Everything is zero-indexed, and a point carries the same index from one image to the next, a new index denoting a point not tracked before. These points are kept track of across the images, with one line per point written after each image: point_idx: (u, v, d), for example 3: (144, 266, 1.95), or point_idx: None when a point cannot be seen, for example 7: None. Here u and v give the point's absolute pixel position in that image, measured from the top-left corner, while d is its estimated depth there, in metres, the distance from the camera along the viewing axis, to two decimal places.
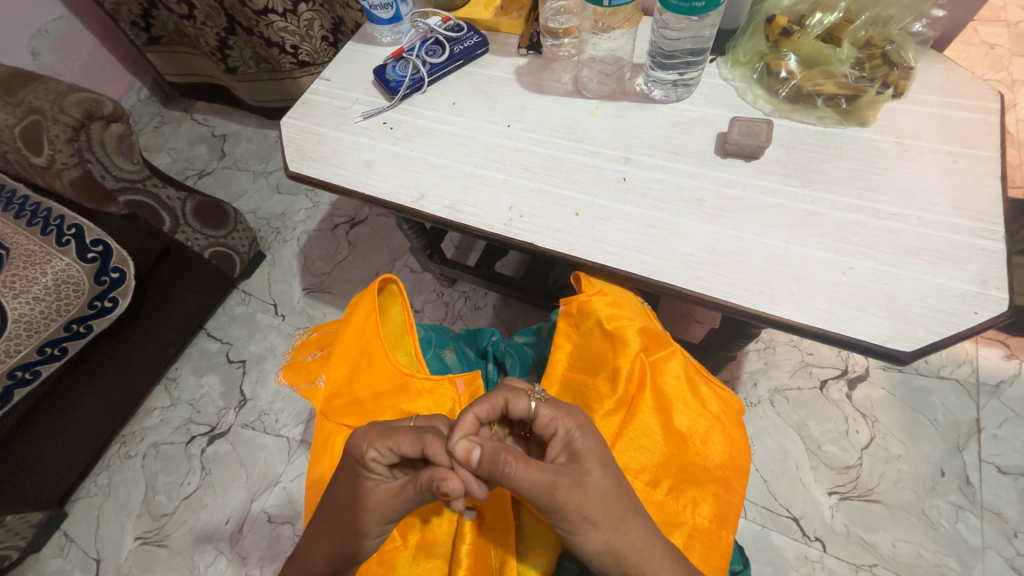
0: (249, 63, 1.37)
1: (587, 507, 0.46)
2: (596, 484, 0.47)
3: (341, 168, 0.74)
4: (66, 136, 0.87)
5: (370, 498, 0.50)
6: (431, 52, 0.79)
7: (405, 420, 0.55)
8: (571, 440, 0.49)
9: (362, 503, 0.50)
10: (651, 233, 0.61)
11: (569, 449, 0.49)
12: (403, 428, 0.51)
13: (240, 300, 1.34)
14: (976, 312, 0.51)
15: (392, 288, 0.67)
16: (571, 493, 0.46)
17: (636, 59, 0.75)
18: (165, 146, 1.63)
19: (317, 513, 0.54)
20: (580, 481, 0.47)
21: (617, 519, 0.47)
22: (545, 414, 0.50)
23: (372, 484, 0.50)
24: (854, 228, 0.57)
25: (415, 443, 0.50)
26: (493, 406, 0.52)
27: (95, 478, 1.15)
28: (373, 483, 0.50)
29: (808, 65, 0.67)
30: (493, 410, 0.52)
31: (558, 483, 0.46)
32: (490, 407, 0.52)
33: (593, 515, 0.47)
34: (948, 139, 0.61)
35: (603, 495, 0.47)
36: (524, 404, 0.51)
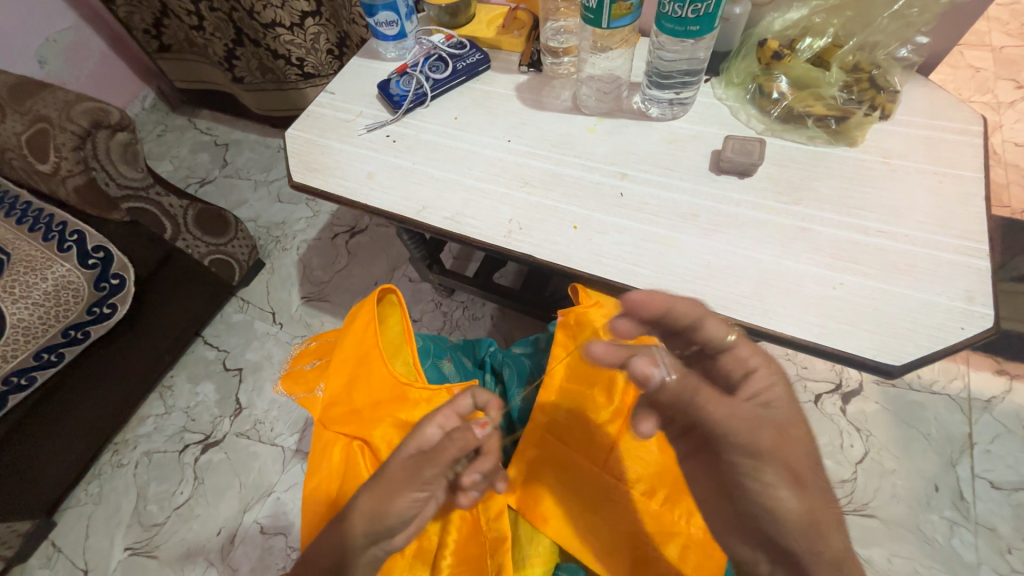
0: (255, 74, 1.39)
1: (785, 454, 0.43)
2: (793, 436, 0.45)
3: (344, 179, 0.76)
4: (73, 144, 0.88)
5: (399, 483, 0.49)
6: (434, 68, 0.82)
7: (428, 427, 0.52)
8: (766, 384, 0.47)
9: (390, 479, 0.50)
10: (647, 246, 0.62)
11: (757, 395, 0.47)
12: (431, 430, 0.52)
13: (239, 308, 1.34)
14: (962, 327, 0.52)
15: (392, 298, 0.68)
16: (779, 439, 0.43)
17: (634, 78, 0.77)
18: (167, 154, 1.65)
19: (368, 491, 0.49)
20: (784, 428, 0.45)
21: (796, 478, 0.43)
22: (743, 352, 0.48)
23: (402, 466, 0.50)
24: (844, 245, 0.59)
25: (348, 522, 0.47)
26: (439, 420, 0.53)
27: (86, 486, 1.14)
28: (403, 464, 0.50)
29: (798, 86, 0.69)
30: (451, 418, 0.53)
31: (761, 424, 0.44)
32: (417, 452, 0.51)
33: (791, 470, 0.43)
34: (935, 160, 0.63)
35: (807, 454, 0.45)
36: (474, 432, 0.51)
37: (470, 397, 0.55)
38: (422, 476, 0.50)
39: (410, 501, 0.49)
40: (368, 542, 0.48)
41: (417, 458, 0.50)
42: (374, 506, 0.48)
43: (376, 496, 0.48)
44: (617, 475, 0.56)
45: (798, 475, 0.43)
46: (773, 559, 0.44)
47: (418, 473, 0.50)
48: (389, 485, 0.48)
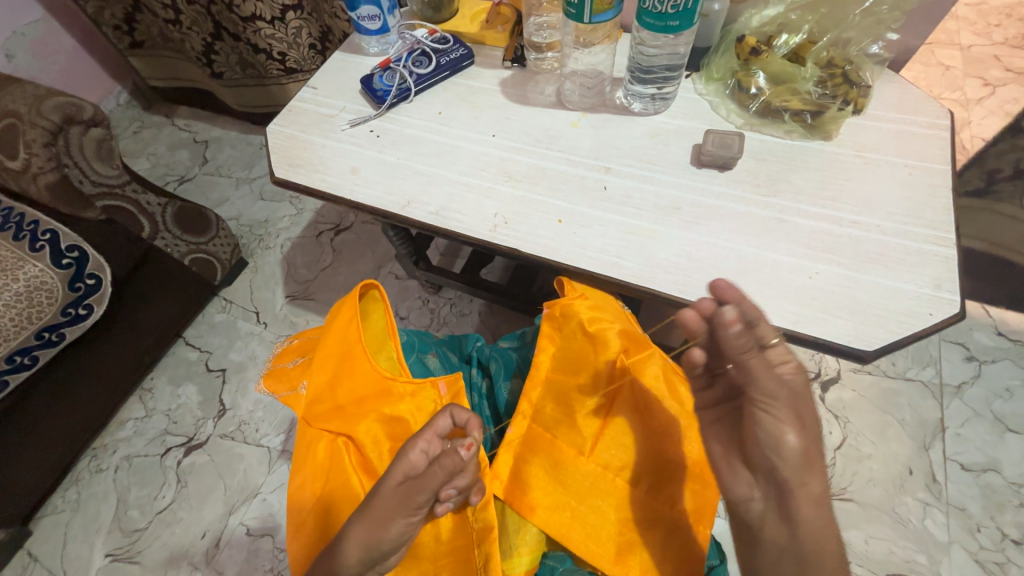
0: (234, 69, 1.36)
1: (804, 412, 0.49)
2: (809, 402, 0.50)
3: (327, 175, 0.75)
4: (44, 140, 0.86)
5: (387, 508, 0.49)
6: (418, 63, 0.81)
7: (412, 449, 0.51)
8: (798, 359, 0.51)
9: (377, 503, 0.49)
10: (630, 239, 0.63)
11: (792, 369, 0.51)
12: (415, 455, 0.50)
13: (221, 308, 1.31)
14: (931, 313, 0.55)
15: (375, 293, 0.68)
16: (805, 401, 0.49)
17: (616, 73, 0.78)
18: (144, 151, 1.61)
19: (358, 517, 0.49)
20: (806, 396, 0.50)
21: (809, 432, 0.49)
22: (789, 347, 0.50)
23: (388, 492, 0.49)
24: (820, 235, 0.61)
25: (343, 551, 0.48)
26: (421, 445, 0.51)
27: (63, 493, 1.11)
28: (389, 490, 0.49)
29: (775, 81, 0.71)
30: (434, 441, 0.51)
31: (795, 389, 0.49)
32: (405, 482, 0.49)
33: (803, 426, 0.49)
34: (906, 153, 0.65)
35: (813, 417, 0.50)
36: (457, 458, 0.50)
37: (448, 416, 0.54)
38: (412, 504, 0.49)
39: (402, 528, 0.49)
40: (364, 566, 0.49)
41: (404, 487, 0.49)
42: (370, 535, 0.48)
43: (369, 528, 0.48)
44: (603, 464, 0.57)
45: (807, 430, 0.49)
46: (766, 495, 0.50)
47: (408, 503, 0.49)
48: (380, 514, 0.48)
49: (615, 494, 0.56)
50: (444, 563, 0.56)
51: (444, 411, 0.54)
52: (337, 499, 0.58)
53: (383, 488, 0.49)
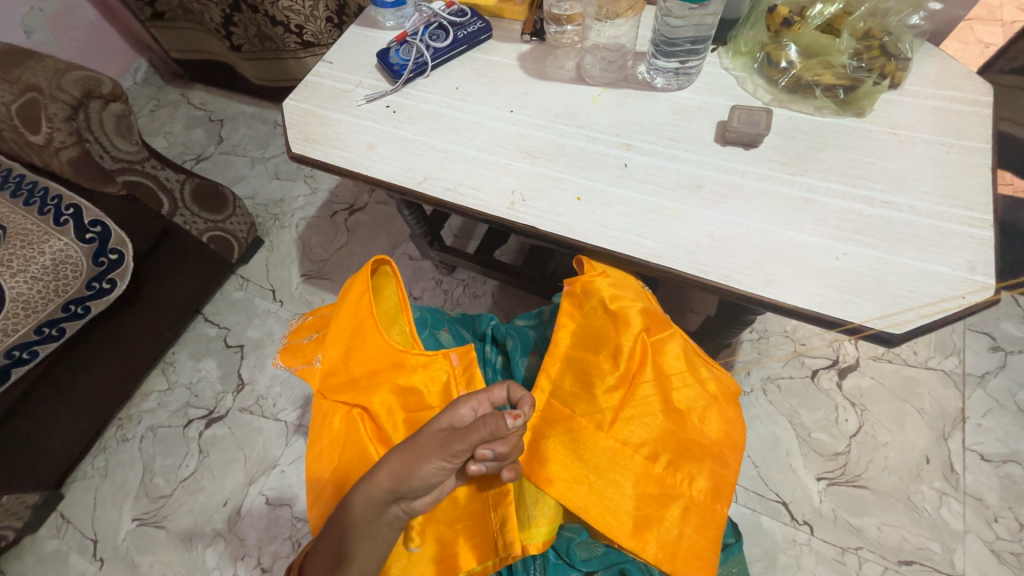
0: (252, 42, 1.35)
1: None
2: None
3: (344, 150, 0.75)
4: (65, 114, 0.87)
5: (424, 444, 0.49)
6: (434, 36, 0.80)
7: (464, 406, 0.52)
8: None
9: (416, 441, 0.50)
10: (650, 218, 0.62)
11: None
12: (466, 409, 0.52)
13: (238, 285, 1.34)
14: (963, 296, 0.53)
15: (386, 269, 0.68)
16: None
17: (639, 47, 0.75)
18: (161, 130, 1.62)
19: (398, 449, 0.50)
20: None
21: None
22: None
23: (429, 434, 0.50)
24: (848, 215, 0.59)
25: (375, 476, 0.49)
26: (472, 403, 0.53)
27: (92, 460, 1.15)
28: (431, 432, 0.50)
29: (807, 55, 0.68)
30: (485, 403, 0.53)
31: None
32: (448, 428, 0.51)
33: None
34: (943, 131, 0.63)
35: None
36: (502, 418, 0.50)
37: (506, 390, 0.56)
38: (449, 449, 0.49)
39: (435, 470, 0.48)
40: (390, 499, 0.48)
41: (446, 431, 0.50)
42: (403, 465, 0.48)
43: (406, 458, 0.49)
44: (623, 440, 0.57)
45: None
46: None
47: (447, 446, 0.49)
48: (419, 449, 0.49)
49: (634, 469, 0.56)
50: (460, 528, 0.57)
51: (503, 384, 0.57)
52: (352, 470, 0.58)
53: (431, 428, 0.51)
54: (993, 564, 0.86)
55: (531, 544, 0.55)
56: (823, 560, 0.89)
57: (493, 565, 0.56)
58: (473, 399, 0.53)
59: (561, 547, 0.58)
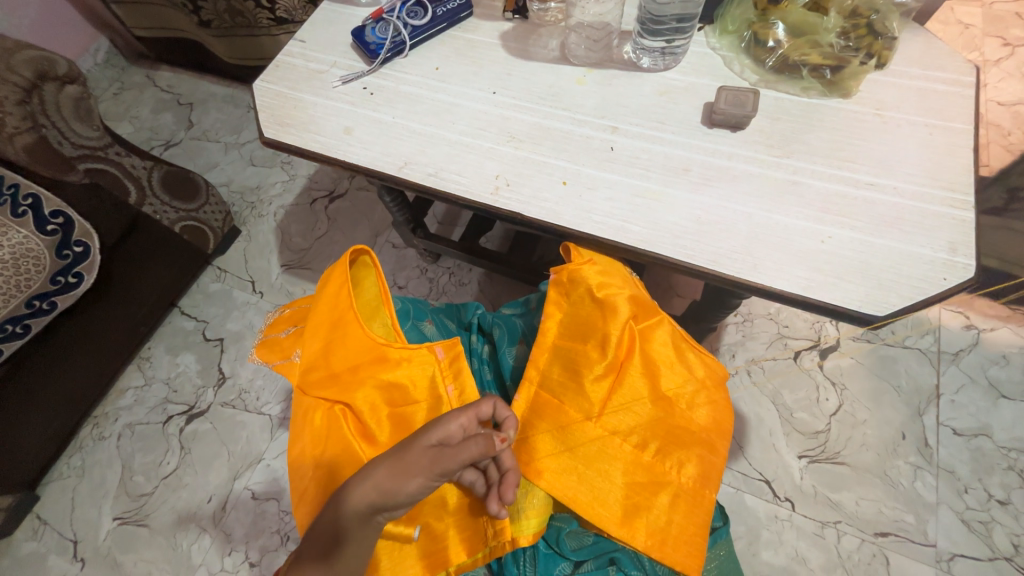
0: (222, 19, 1.28)
1: None
2: None
3: (319, 134, 0.71)
4: (17, 97, 0.80)
5: (412, 459, 0.48)
6: (412, 13, 0.76)
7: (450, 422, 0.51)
8: None
9: (403, 455, 0.48)
10: (637, 202, 0.61)
11: None
12: (454, 426, 0.51)
13: (215, 277, 1.29)
14: (945, 278, 0.53)
15: (365, 259, 0.65)
16: None
17: (624, 26, 0.73)
18: (126, 114, 1.54)
19: (382, 463, 0.48)
20: None
21: None
22: None
23: (416, 450, 0.48)
24: (834, 198, 0.59)
25: (357, 489, 0.47)
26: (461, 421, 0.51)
27: (68, 459, 1.12)
28: (418, 448, 0.49)
29: (794, 34, 0.67)
30: (473, 418, 0.52)
31: None
32: (438, 445, 0.49)
33: None
34: (928, 112, 0.62)
35: None
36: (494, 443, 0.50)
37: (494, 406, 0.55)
38: (438, 468, 0.48)
39: (421, 486, 0.48)
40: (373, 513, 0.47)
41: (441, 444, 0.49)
42: (389, 481, 0.47)
43: (396, 472, 0.47)
44: (611, 430, 0.56)
45: None
46: None
47: (437, 466, 0.48)
48: (407, 465, 0.47)
49: (624, 458, 0.56)
50: (451, 520, 0.57)
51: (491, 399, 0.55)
52: (336, 467, 0.57)
53: (421, 442, 0.49)
54: (963, 533, 0.89)
55: (521, 536, 0.55)
56: (804, 535, 0.91)
57: (482, 558, 0.56)
58: (462, 412, 0.52)
59: (551, 537, 0.58)
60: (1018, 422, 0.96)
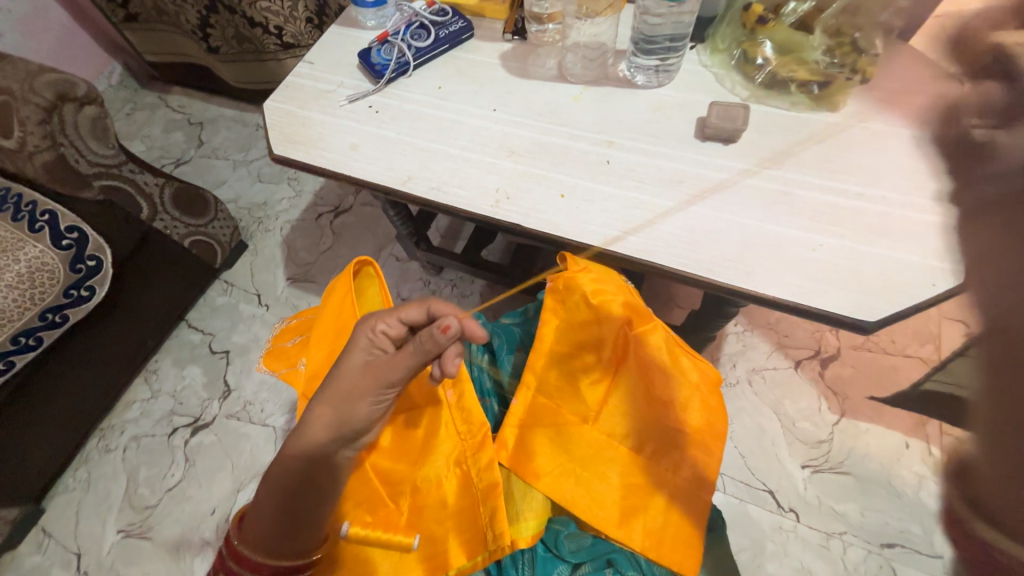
0: (230, 44, 1.33)
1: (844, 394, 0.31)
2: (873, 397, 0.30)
3: (326, 151, 0.74)
4: (38, 117, 0.84)
5: (354, 369, 0.51)
6: (416, 36, 0.80)
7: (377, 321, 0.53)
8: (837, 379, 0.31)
9: (342, 372, 0.51)
10: (634, 214, 0.63)
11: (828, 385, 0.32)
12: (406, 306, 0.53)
13: (222, 290, 1.32)
14: (934, 284, 0.55)
15: (368, 270, 0.67)
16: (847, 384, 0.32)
17: (619, 45, 0.76)
18: (139, 134, 1.59)
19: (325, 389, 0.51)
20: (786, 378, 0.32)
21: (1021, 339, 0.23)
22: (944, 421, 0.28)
23: (360, 356, 0.52)
24: (824, 208, 0.60)
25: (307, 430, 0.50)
26: (380, 325, 0.53)
27: (73, 472, 1.13)
28: (362, 355, 0.52)
29: (782, 51, 0.69)
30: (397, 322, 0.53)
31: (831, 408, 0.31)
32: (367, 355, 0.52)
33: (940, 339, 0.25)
34: (912, 124, 0.65)
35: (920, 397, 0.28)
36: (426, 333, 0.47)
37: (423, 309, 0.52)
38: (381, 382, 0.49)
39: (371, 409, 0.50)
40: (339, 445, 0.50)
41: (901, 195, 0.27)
42: (335, 413, 0.50)
43: (326, 392, 0.51)
44: None
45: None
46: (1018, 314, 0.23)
47: (376, 379, 0.50)
48: (344, 393, 0.50)
49: (620, 460, 0.57)
50: (451, 524, 0.57)
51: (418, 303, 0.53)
52: None
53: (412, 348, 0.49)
54: None
55: (520, 540, 0.55)
56: (809, 546, 0.91)
57: (482, 562, 0.55)
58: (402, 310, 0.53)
59: (550, 540, 0.57)
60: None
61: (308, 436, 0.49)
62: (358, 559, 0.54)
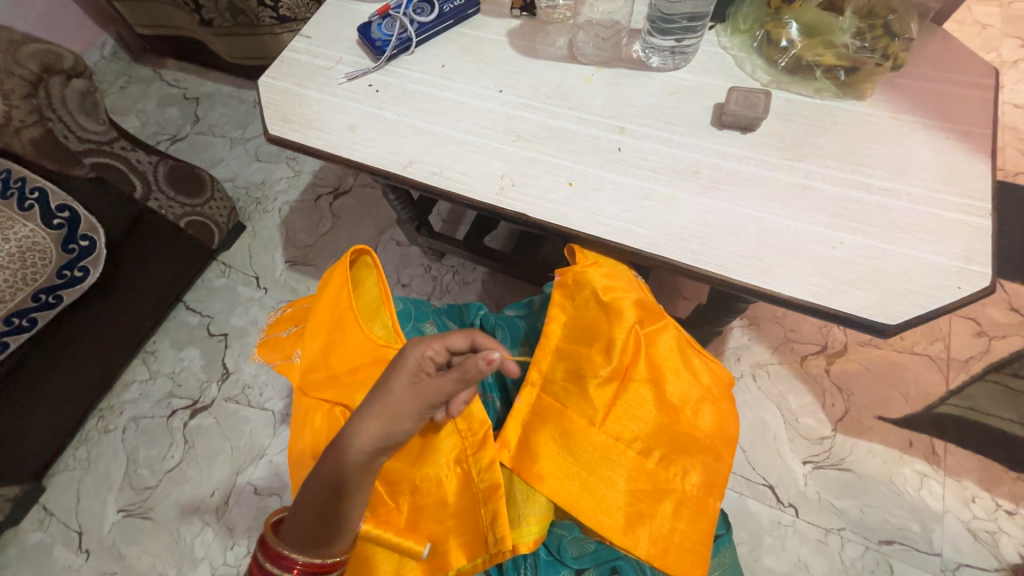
0: (224, 17, 1.28)
1: None
2: None
3: (324, 132, 0.71)
4: (23, 91, 0.80)
5: (403, 389, 0.51)
6: (419, 10, 0.75)
7: (423, 347, 0.53)
8: None
9: (390, 389, 0.51)
10: (645, 205, 0.60)
11: None
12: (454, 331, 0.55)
13: (220, 272, 1.29)
14: (959, 287, 0.52)
15: (366, 260, 0.65)
16: None
17: (634, 24, 0.72)
18: (133, 108, 1.54)
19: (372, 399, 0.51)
20: None
21: None
22: None
23: (409, 376, 0.52)
24: (845, 203, 0.57)
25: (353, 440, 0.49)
26: (429, 350, 0.53)
27: (73, 451, 1.13)
28: (413, 374, 0.52)
29: (807, 34, 0.66)
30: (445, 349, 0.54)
31: None
32: (414, 376, 0.52)
33: None
34: (942, 116, 0.61)
35: None
36: (473, 365, 0.49)
37: (468, 339, 0.55)
38: (427, 401, 0.50)
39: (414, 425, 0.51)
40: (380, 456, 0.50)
41: None
42: (383, 426, 0.49)
43: (372, 405, 0.50)
44: (616, 436, 0.56)
45: None
46: None
47: (422, 399, 0.50)
48: (393, 406, 0.50)
49: (627, 465, 0.55)
50: (451, 525, 0.56)
51: (464, 332, 0.55)
52: None
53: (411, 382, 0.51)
54: (969, 542, 0.88)
55: (521, 543, 0.54)
56: (807, 541, 0.91)
57: (482, 563, 0.55)
58: (450, 334, 0.54)
59: (552, 544, 0.57)
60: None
61: (357, 448, 0.48)
62: (360, 556, 0.54)
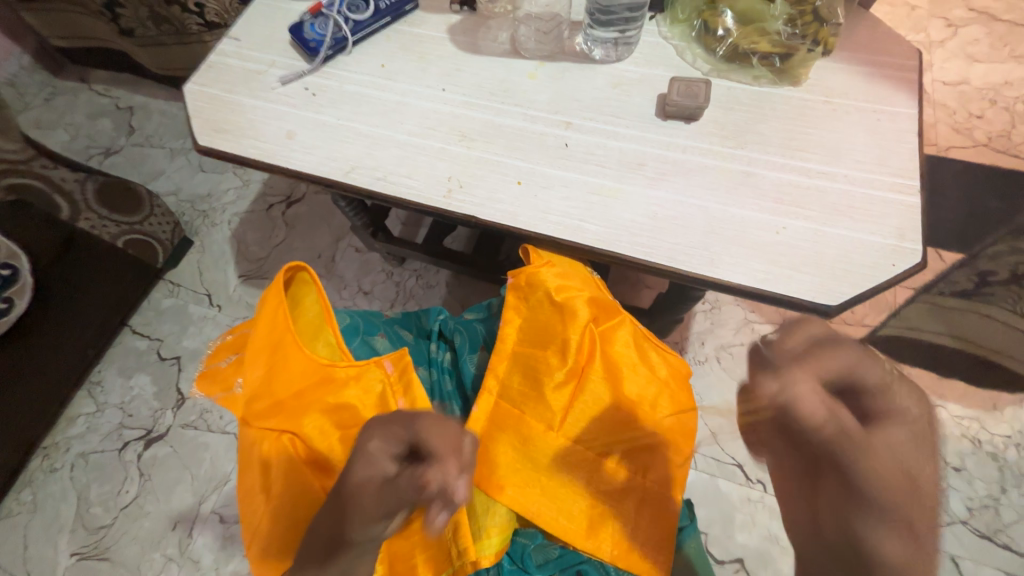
0: (146, 25, 1.20)
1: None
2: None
3: (260, 140, 0.67)
4: None
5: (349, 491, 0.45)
6: (354, 7, 0.72)
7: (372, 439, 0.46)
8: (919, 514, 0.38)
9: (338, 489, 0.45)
10: (593, 200, 0.60)
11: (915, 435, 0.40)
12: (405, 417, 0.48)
13: (168, 292, 1.22)
14: (893, 264, 0.54)
15: (304, 276, 0.62)
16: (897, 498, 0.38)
17: (574, 16, 0.71)
18: (59, 121, 1.43)
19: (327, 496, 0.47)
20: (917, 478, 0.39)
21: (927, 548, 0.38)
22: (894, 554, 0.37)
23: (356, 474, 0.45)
24: (787, 187, 0.58)
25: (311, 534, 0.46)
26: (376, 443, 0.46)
27: (17, 496, 1.05)
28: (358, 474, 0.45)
29: (743, 21, 0.66)
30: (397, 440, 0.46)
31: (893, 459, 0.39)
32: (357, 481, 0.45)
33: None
34: (872, 97, 0.63)
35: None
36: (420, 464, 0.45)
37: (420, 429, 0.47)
38: (369, 510, 0.44)
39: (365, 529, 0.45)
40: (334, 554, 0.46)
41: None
42: (331, 525, 0.45)
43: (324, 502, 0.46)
44: (574, 438, 0.56)
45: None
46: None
47: (362, 508, 0.44)
48: (337, 510, 0.45)
49: (587, 466, 0.56)
50: (415, 542, 0.54)
51: (415, 420, 0.47)
52: (288, 493, 0.53)
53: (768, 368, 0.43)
54: None
55: (483, 557, 0.53)
56: (776, 515, 0.94)
57: None
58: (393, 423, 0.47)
59: (516, 553, 0.55)
60: (965, 378, 1.01)
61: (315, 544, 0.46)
62: None
